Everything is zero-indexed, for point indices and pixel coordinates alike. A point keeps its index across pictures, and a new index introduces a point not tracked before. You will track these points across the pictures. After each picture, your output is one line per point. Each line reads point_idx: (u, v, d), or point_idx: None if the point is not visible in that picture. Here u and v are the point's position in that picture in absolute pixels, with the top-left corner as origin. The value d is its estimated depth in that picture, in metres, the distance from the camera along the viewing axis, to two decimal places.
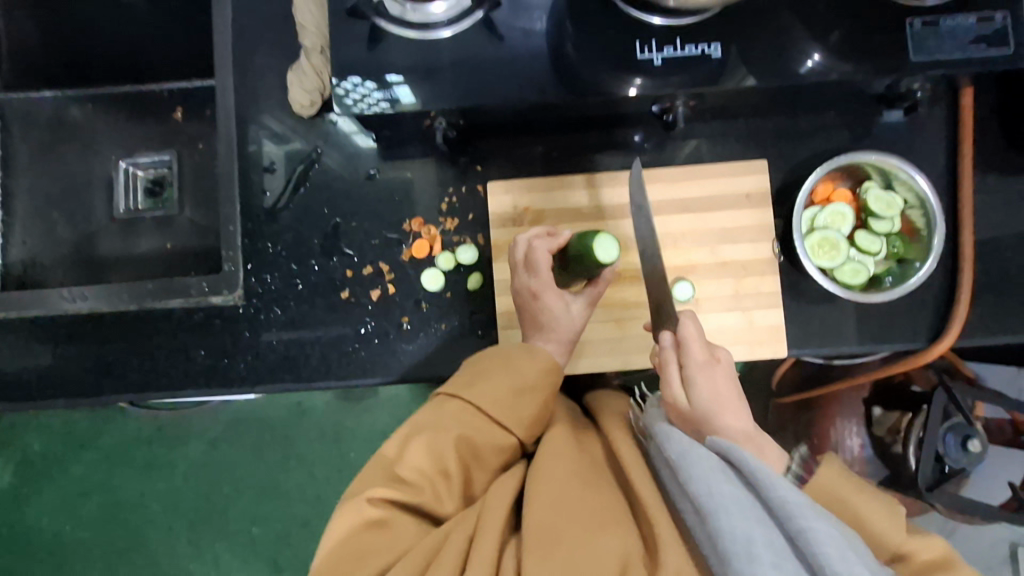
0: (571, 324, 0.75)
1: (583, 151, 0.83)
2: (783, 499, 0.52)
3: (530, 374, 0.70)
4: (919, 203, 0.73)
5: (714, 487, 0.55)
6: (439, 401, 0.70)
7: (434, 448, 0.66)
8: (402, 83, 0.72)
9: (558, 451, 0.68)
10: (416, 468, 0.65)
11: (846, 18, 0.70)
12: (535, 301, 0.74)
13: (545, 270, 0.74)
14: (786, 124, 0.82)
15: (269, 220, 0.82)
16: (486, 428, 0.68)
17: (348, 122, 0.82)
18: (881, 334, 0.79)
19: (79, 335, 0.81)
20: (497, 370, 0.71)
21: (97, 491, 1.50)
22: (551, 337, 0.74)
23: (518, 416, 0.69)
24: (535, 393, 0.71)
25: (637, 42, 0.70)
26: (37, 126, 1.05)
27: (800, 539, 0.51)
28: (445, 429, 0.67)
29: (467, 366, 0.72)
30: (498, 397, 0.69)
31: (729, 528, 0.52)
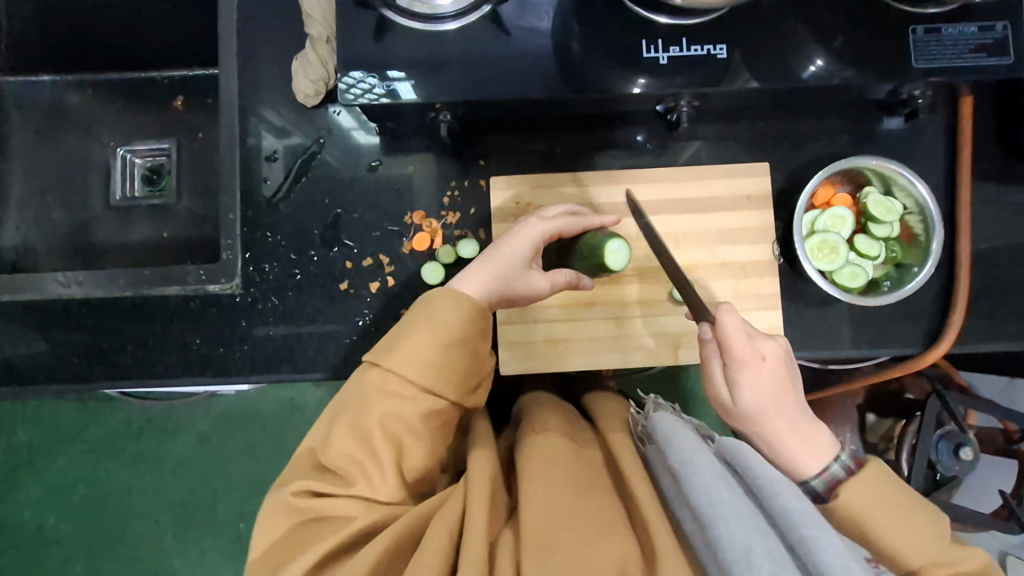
0: (516, 281, 0.71)
1: (585, 149, 0.83)
2: (786, 508, 0.54)
3: (454, 328, 0.66)
4: (919, 209, 0.74)
5: (714, 496, 0.55)
6: (363, 370, 0.66)
7: (360, 426, 0.64)
8: (404, 79, 0.72)
9: (550, 450, 0.68)
10: (343, 451, 0.64)
11: (850, 24, 0.71)
12: (517, 238, 0.72)
13: (550, 225, 0.72)
14: (788, 128, 0.83)
15: (269, 209, 0.81)
16: (414, 397, 0.65)
17: (349, 117, 0.82)
18: (877, 339, 0.79)
19: (71, 321, 0.80)
20: (422, 328, 0.66)
21: (84, 482, 1.48)
22: (494, 274, 0.70)
23: (446, 377, 0.66)
24: (463, 348, 0.67)
25: (643, 40, 0.70)
26: (35, 111, 1.05)
27: (800, 547, 0.52)
28: (370, 405, 0.64)
29: (389, 331, 0.67)
30: (422, 359, 0.65)
31: (727, 537, 0.52)
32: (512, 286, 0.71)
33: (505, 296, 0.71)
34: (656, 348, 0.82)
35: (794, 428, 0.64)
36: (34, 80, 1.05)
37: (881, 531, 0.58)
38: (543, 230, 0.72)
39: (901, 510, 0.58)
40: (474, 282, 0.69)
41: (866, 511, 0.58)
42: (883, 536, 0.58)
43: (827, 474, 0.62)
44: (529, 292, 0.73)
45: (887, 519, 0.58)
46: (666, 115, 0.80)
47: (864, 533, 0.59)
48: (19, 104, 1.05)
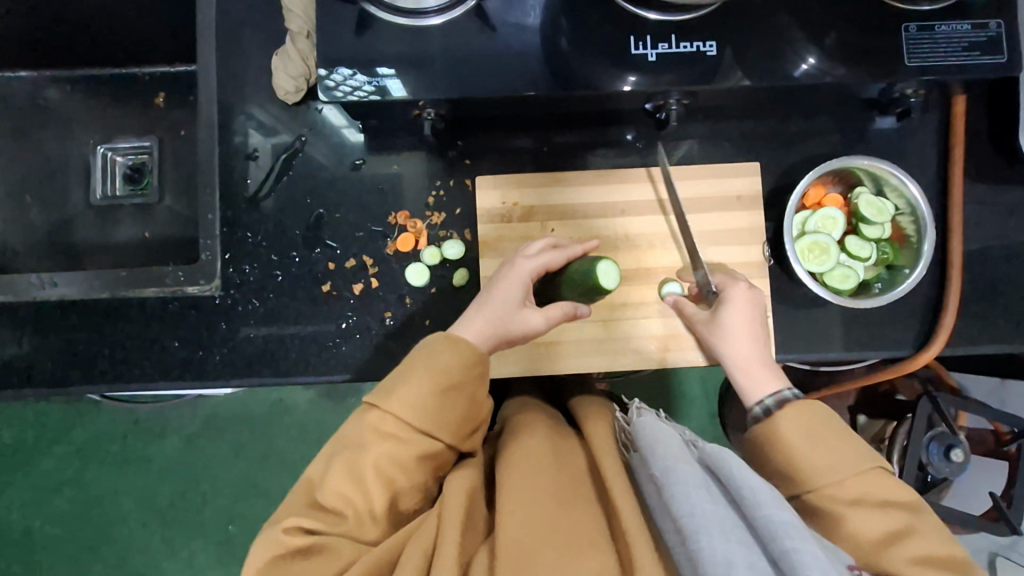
0: (512, 321, 0.69)
1: (574, 148, 0.82)
2: (767, 516, 0.53)
3: (452, 372, 0.64)
4: (910, 209, 0.72)
5: (695, 507, 0.54)
6: (360, 412, 0.64)
7: (355, 466, 0.62)
8: (393, 75, 0.70)
9: (533, 461, 0.68)
10: (336, 489, 0.62)
11: (843, 20, 0.70)
12: (506, 278, 0.71)
13: (537, 261, 0.72)
14: (780, 126, 0.81)
15: (250, 209, 0.79)
16: (409, 438, 0.63)
17: (335, 114, 0.80)
18: (869, 341, 0.78)
19: (45, 324, 0.77)
20: (419, 368, 0.65)
21: (67, 485, 1.46)
22: (487, 320, 0.69)
23: (444, 420, 0.64)
24: (462, 392, 0.65)
25: (631, 37, 0.69)
26: (14, 109, 1.04)
27: (783, 561, 0.50)
28: (367, 448, 0.62)
29: (388, 371, 0.66)
30: (421, 401, 0.63)
31: (708, 550, 0.50)
32: (504, 326, 0.69)
33: (502, 339, 0.69)
34: (645, 350, 0.81)
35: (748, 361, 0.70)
36: (12, 76, 1.04)
37: (811, 455, 0.62)
38: (531, 266, 0.71)
39: (833, 439, 0.62)
40: (467, 328, 0.68)
41: (797, 435, 0.63)
42: (812, 460, 0.62)
43: (777, 394, 0.67)
44: (528, 331, 0.70)
45: (818, 447, 0.62)
46: (655, 113, 0.78)
47: (795, 459, 0.62)
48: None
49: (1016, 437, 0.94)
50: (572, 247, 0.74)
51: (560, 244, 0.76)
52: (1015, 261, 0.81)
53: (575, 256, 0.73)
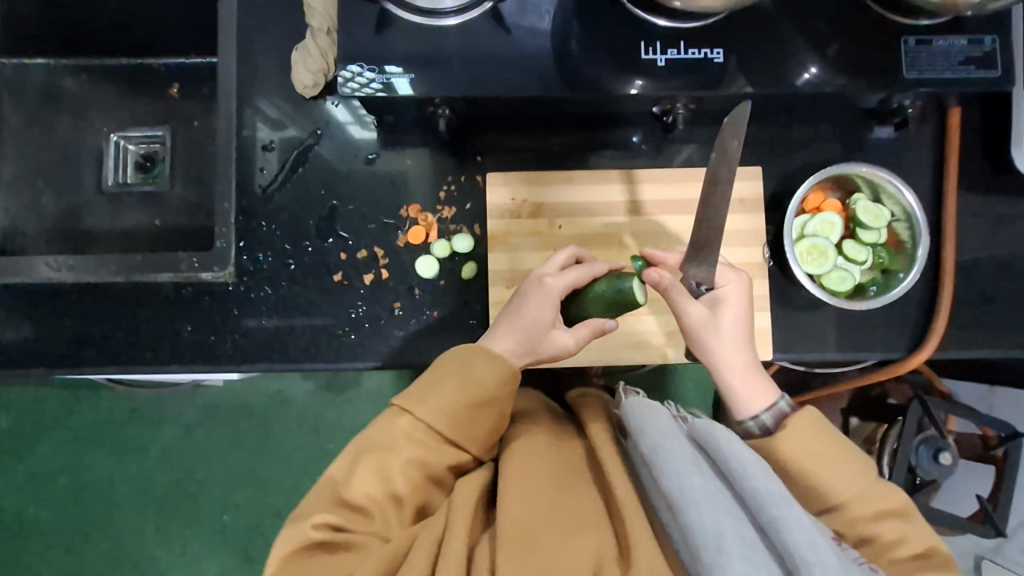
0: (543, 342, 0.72)
1: (581, 149, 0.84)
2: (754, 490, 0.57)
3: (486, 388, 0.69)
4: (906, 216, 0.75)
5: (684, 482, 0.58)
6: (392, 415, 0.69)
7: (383, 467, 0.67)
8: (400, 75, 0.72)
9: (532, 449, 0.71)
10: (365, 488, 0.66)
11: (843, 32, 0.73)
12: (536, 299, 0.72)
13: (564, 281, 0.73)
14: (781, 133, 0.84)
15: (264, 198, 0.80)
16: (440, 445, 0.69)
17: (344, 111, 0.82)
18: (862, 342, 0.80)
19: (58, 306, 0.78)
20: (452, 377, 0.69)
21: (66, 471, 1.47)
22: (519, 341, 0.71)
23: (472, 431, 0.70)
24: (492, 407, 0.70)
25: (641, 43, 0.71)
26: (29, 94, 1.06)
27: (769, 528, 0.55)
28: (398, 448, 0.67)
29: (420, 377, 0.70)
30: (453, 407, 0.68)
31: (698, 522, 0.54)
32: (535, 348, 0.72)
33: (536, 356, 0.73)
34: (645, 345, 0.84)
35: (747, 376, 0.71)
36: (28, 62, 1.06)
37: (810, 463, 0.64)
38: (559, 287, 0.72)
39: (843, 471, 0.64)
40: (502, 342, 0.72)
41: (800, 444, 0.65)
42: (811, 469, 0.64)
43: (776, 410, 0.70)
44: (558, 350, 0.73)
45: (818, 455, 0.64)
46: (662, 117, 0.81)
47: (794, 467, 0.65)
48: (15, 87, 1.06)
49: (1002, 442, 0.98)
50: (596, 263, 0.75)
51: (585, 259, 0.76)
52: (1006, 269, 0.84)
53: (600, 273, 0.74)
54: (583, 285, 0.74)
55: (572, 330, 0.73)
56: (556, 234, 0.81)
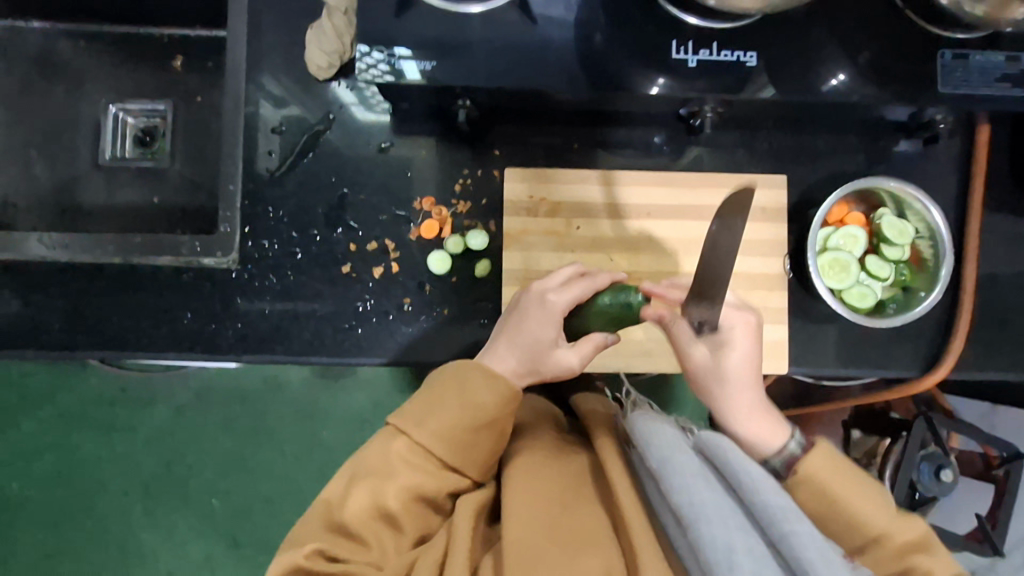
0: (546, 361, 0.70)
1: (603, 149, 0.81)
2: (767, 504, 0.55)
3: (486, 410, 0.67)
4: (930, 233, 0.73)
5: (694, 495, 0.56)
6: (388, 436, 0.69)
7: (378, 494, 0.66)
8: (409, 58, 0.69)
9: (537, 466, 0.70)
10: (359, 515, 0.65)
11: (878, 40, 0.70)
12: (539, 316, 0.71)
13: (568, 296, 0.71)
14: (807, 141, 0.82)
15: (271, 183, 0.77)
16: (439, 471, 0.68)
17: (346, 91, 0.78)
18: (877, 359, 0.78)
19: (46, 285, 0.74)
20: (451, 397, 0.68)
21: (50, 449, 1.44)
22: (521, 359, 0.70)
23: (470, 455, 0.68)
24: (493, 429, 0.68)
25: (673, 41, 0.69)
26: (23, 60, 1.01)
27: (783, 545, 0.53)
28: (395, 473, 0.66)
29: (417, 398, 0.70)
30: (452, 426, 0.67)
31: (709, 539, 0.53)
32: (535, 363, 0.70)
33: (538, 374, 0.71)
34: (657, 352, 0.83)
35: (753, 415, 0.69)
36: (24, 26, 1.01)
37: (846, 496, 0.62)
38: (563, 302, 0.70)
39: (860, 482, 0.63)
40: (502, 359, 0.70)
41: (831, 474, 0.63)
42: (845, 501, 0.62)
43: (786, 452, 0.65)
44: (563, 369, 0.70)
45: (849, 488, 0.63)
46: (688, 120, 0.79)
47: (830, 500, 0.63)
48: (8, 51, 1.01)
49: (1005, 462, 0.98)
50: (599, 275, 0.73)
51: (588, 272, 0.74)
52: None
53: (602, 286, 0.71)
54: (585, 299, 0.72)
55: (574, 345, 0.71)
56: (572, 234, 0.79)
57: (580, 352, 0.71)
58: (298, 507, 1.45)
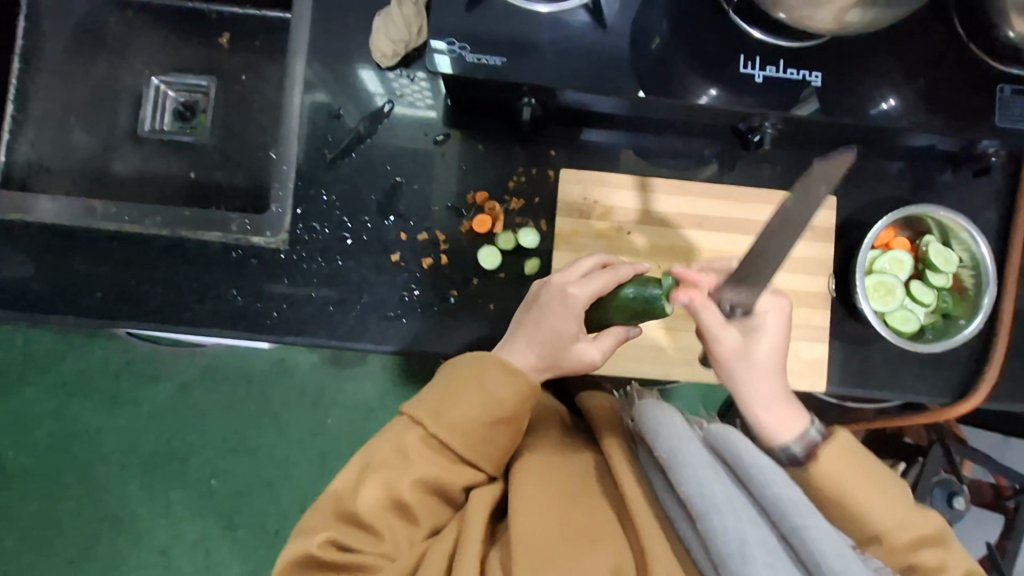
0: (566, 356, 0.70)
1: (656, 158, 0.81)
2: (778, 497, 0.56)
3: (503, 405, 0.68)
4: (973, 263, 0.74)
5: (705, 486, 0.57)
6: (403, 426, 0.68)
7: (392, 485, 0.65)
8: (443, 53, 0.68)
9: (547, 463, 0.70)
10: (373, 506, 0.65)
11: (936, 69, 0.72)
12: (559, 310, 0.69)
13: (590, 287, 0.69)
14: (859, 164, 0.82)
15: (328, 167, 0.76)
16: (454, 464, 0.68)
17: (373, 80, 0.77)
18: (914, 385, 0.78)
19: (87, 252, 0.73)
20: (469, 390, 0.68)
21: (52, 418, 1.42)
22: (541, 354, 0.70)
23: (486, 450, 0.69)
24: (510, 426, 0.69)
25: (741, 56, 0.70)
26: (70, 26, 1.01)
27: (793, 536, 0.54)
28: (410, 463, 0.67)
29: (432, 389, 0.69)
30: (471, 418, 0.67)
31: (721, 526, 0.54)
32: (556, 355, 0.70)
33: (558, 369, 0.71)
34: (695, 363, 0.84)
35: (773, 401, 0.67)
36: None
37: (859, 497, 0.61)
38: (585, 297, 0.69)
39: (872, 480, 0.61)
40: (522, 354, 0.70)
41: (845, 473, 0.61)
42: (858, 502, 0.61)
43: (805, 440, 0.64)
44: (583, 363, 0.71)
45: (864, 489, 0.61)
46: (748, 134, 0.78)
47: (844, 501, 0.61)
48: (54, 15, 1.01)
49: (1017, 493, 1.00)
50: (620, 267, 0.71)
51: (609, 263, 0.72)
52: None
53: (625, 279, 0.70)
54: (606, 293, 0.70)
55: (596, 340, 0.71)
56: (622, 239, 0.79)
57: (602, 348, 0.71)
58: (300, 492, 1.43)
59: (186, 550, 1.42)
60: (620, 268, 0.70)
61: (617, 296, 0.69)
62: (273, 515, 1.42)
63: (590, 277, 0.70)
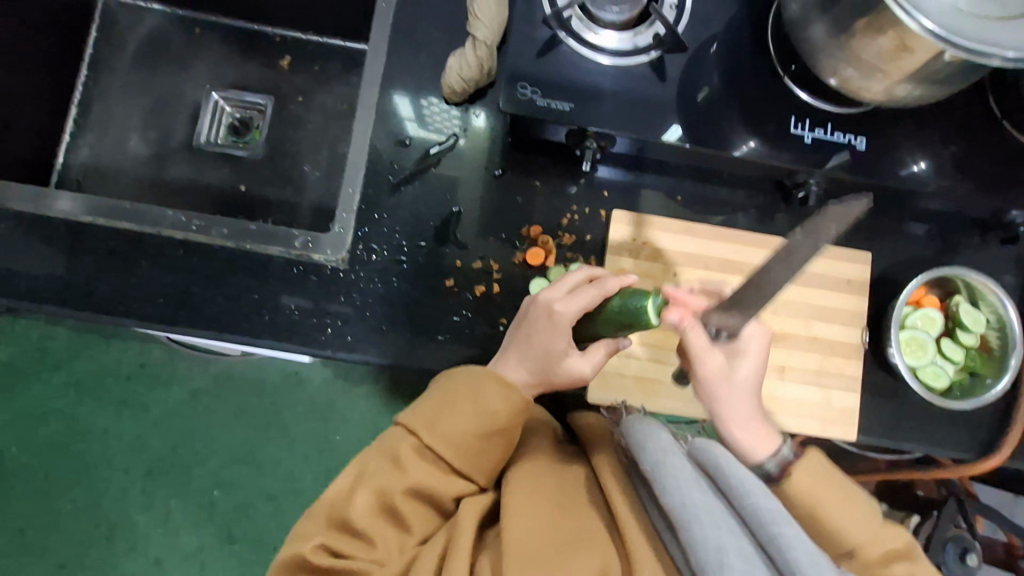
0: (556, 371, 0.71)
1: (706, 207, 0.84)
2: (757, 508, 0.56)
3: (497, 417, 0.69)
4: (1000, 325, 0.78)
5: (687, 497, 0.57)
6: (398, 434, 0.70)
7: (386, 492, 0.67)
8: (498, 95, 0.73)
9: (538, 475, 0.71)
10: (366, 512, 0.67)
11: (969, 142, 0.76)
12: (547, 328, 0.70)
13: (575, 305, 0.69)
14: (894, 223, 0.85)
15: (391, 192, 0.80)
16: (448, 475, 0.70)
17: (405, 105, 0.82)
18: (939, 440, 0.80)
19: (151, 257, 0.75)
20: (464, 403, 0.70)
21: (59, 416, 1.41)
22: (531, 370, 0.71)
23: (480, 462, 0.70)
24: (503, 437, 0.70)
25: (792, 116, 0.75)
26: (138, 38, 1.06)
27: (771, 547, 0.54)
28: (404, 471, 0.68)
29: (429, 401, 0.71)
30: (464, 430, 0.69)
31: (702, 538, 0.53)
32: (544, 366, 0.71)
33: (549, 383, 0.72)
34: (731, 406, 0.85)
35: (748, 418, 0.70)
36: (145, 7, 1.06)
37: (833, 512, 0.62)
38: (571, 313, 0.68)
39: (841, 497, 0.63)
40: (514, 370, 0.72)
41: (819, 492, 0.63)
42: (832, 520, 0.62)
43: (779, 457, 0.67)
44: (574, 377, 0.71)
45: (836, 506, 0.62)
46: (793, 190, 0.82)
47: (819, 521, 0.62)
48: (125, 29, 1.06)
49: None
50: (606, 281, 0.70)
51: (597, 278, 0.71)
52: None
53: (610, 292, 0.69)
54: (591, 307, 0.69)
55: (585, 354, 0.72)
56: (670, 280, 0.81)
57: (585, 363, 0.71)
58: (301, 509, 1.42)
59: (181, 561, 1.39)
60: (606, 282, 0.69)
61: (604, 309, 0.68)
62: (273, 529, 1.41)
63: (576, 295, 0.69)
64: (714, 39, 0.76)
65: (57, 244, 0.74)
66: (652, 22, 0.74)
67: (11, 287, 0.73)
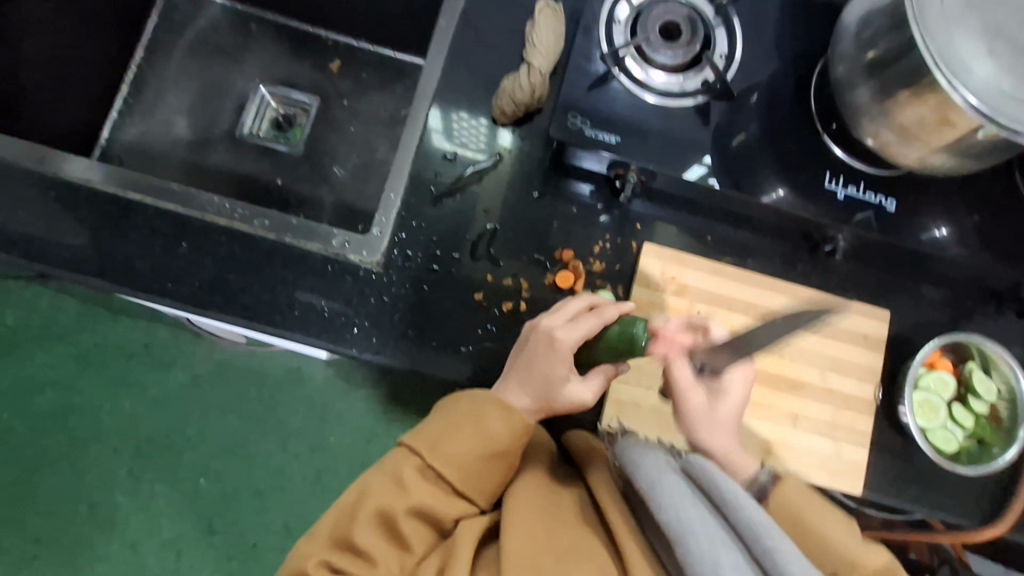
0: (558, 397, 0.70)
1: (735, 250, 0.85)
2: (750, 521, 0.55)
3: (498, 440, 0.69)
4: (1011, 396, 0.80)
5: (682, 514, 0.57)
6: (402, 454, 0.70)
7: (387, 511, 0.67)
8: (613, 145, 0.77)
9: (536, 494, 0.70)
10: (367, 534, 0.66)
11: (991, 214, 0.79)
12: (547, 355, 0.71)
13: (576, 333, 0.70)
14: (914, 284, 0.87)
15: (431, 203, 0.82)
16: (450, 496, 0.69)
17: (435, 117, 0.84)
18: (943, 503, 0.81)
19: (191, 240, 0.77)
20: (466, 425, 0.70)
21: (56, 387, 1.40)
22: (533, 397, 0.71)
23: (481, 483, 0.70)
24: (504, 460, 0.70)
25: (828, 172, 0.77)
26: (194, 28, 1.09)
27: (764, 559, 0.53)
28: (406, 491, 0.68)
29: (432, 422, 0.72)
30: (464, 451, 0.69)
31: (697, 551, 0.54)
32: (547, 395, 0.70)
33: (550, 409, 0.71)
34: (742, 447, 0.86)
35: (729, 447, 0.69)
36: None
37: (819, 520, 0.62)
38: (573, 341, 0.70)
39: (826, 512, 0.63)
40: (515, 396, 0.71)
41: (803, 505, 0.63)
42: (821, 529, 0.62)
43: (757, 483, 0.65)
44: (574, 404, 0.71)
45: (823, 517, 0.62)
46: (821, 244, 0.85)
47: (803, 528, 0.62)
48: (184, 17, 1.09)
49: None
50: (605, 308, 0.72)
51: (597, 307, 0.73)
52: None
53: (609, 320, 0.71)
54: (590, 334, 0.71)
55: (586, 380, 0.72)
56: (692, 317, 0.82)
57: (586, 390, 0.72)
58: (286, 507, 1.40)
59: (159, 548, 1.37)
60: (605, 309, 0.72)
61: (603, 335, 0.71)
62: (256, 525, 1.39)
63: (577, 323, 0.71)
64: (756, 88, 0.79)
65: (100, 218, 0.76)
66: (701, 69, 0.78)
67: (51, 255, 0.74)
